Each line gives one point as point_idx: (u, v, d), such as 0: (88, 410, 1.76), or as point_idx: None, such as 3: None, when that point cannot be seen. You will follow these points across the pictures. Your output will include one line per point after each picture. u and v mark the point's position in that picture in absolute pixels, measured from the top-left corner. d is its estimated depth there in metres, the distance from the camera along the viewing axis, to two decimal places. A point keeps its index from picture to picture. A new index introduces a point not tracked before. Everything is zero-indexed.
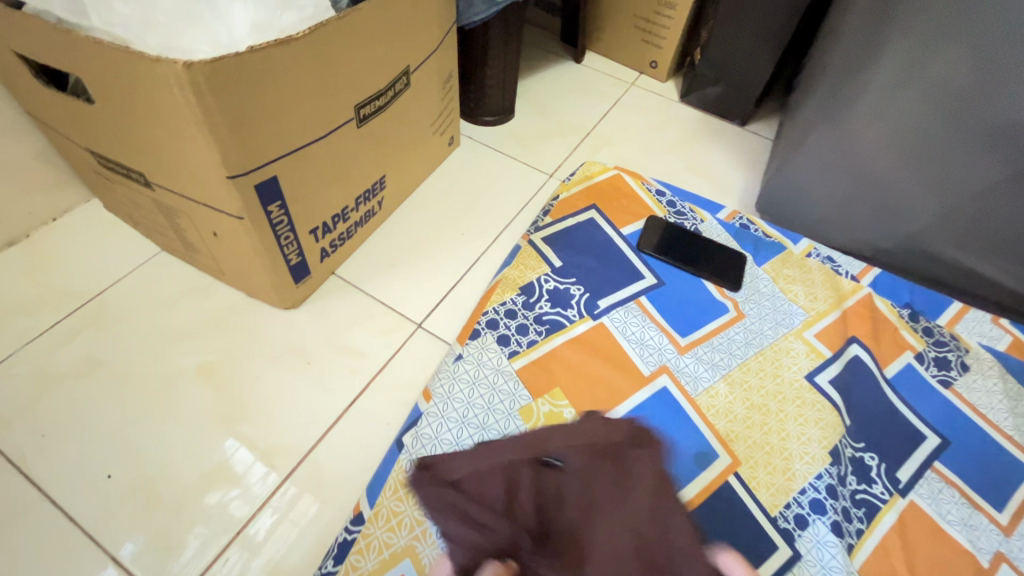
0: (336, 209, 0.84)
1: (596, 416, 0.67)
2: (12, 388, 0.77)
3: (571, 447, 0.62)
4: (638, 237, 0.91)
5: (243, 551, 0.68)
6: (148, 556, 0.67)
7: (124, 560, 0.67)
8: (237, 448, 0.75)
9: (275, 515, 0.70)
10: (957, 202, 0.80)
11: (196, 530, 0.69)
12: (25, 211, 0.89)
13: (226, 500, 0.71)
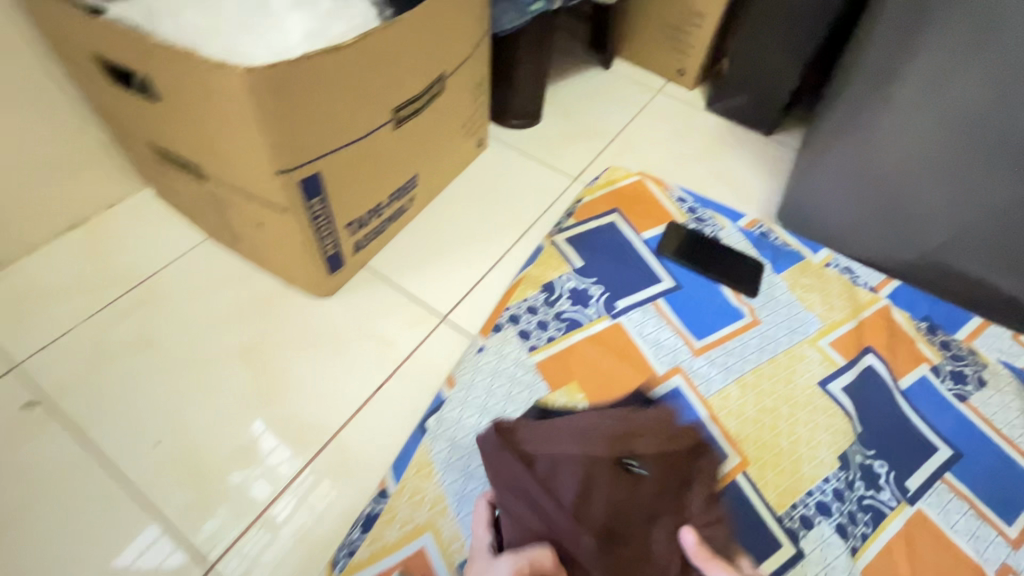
0: (371, 205, 0.89)
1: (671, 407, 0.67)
2: (73, 358, 0.84)
3: (657, 436, 0.61)
4: (658, 241, 0.93)
5: (266, 528, 0.72)
6: (190, 518, 0.72)
7: (168, 520, 0.72)
8: (264, 431, 0.79)
9: (295, 498, 0.74)
10: (980, 214, 0.82)
11: (222, 505, 0.73)
12: (86, 197, 0.97)
13: (249, 479, 0.75)
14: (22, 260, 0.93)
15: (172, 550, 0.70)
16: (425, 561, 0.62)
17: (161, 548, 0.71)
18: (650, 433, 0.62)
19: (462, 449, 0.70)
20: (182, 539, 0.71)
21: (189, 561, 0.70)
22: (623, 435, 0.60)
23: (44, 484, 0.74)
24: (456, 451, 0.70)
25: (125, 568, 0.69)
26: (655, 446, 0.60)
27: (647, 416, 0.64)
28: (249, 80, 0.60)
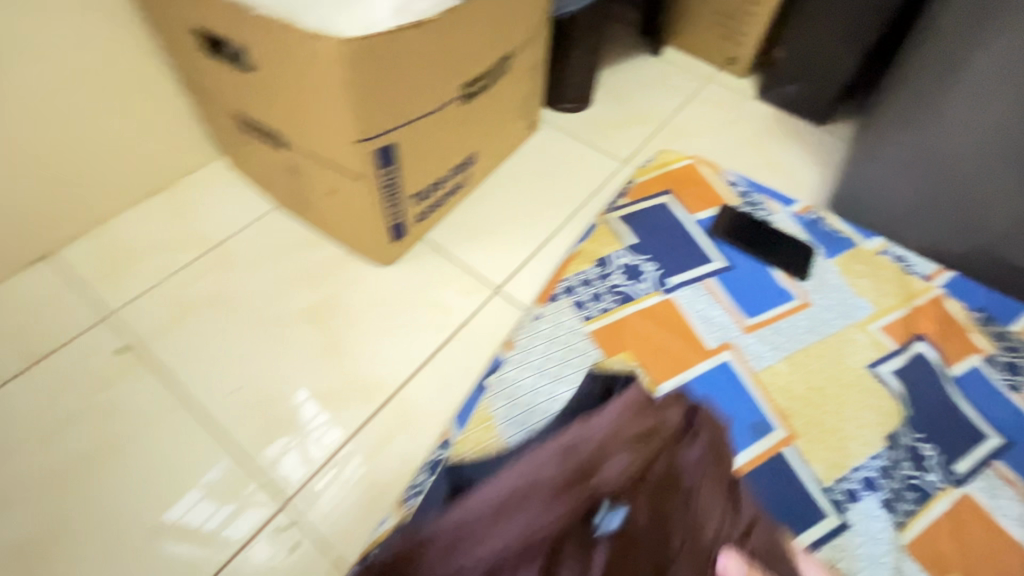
0: (434, 178, 0.94)
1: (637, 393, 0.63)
2: (160, 310, 0.91)
3: (624, 446, 0.58)
4: (710, 222, 0.95)
5: (305, 498, 0.76)
6: (238, 477, 0.78)
7: (212, 482, 0.77)
8: (307, 398, 0.84)
9: (334, 472, 0.78)
10: None
11: (258, 481, 0.77)
12: (169, 163, 1.03)
13: (284, 450, 0.80)
14: (113, 219, 1.01)
15: (217, 509, 0.75)
16: None
17: (203, 509, 0.75)
18: (619, 444, 0.58)
19: (520, 406, 0.74)
20: (226, 498, 0.76)
21: (235, 514, 0.75)
22: (589, 460, 0.57)
23: (135, 422, 0.81)
24: (514, 408, 0.74)
25: (177, 521, 0.75)
26: (627, 455, 0.57)
27: (604, 424, 0.60)
28: (342, 51, 0.65)
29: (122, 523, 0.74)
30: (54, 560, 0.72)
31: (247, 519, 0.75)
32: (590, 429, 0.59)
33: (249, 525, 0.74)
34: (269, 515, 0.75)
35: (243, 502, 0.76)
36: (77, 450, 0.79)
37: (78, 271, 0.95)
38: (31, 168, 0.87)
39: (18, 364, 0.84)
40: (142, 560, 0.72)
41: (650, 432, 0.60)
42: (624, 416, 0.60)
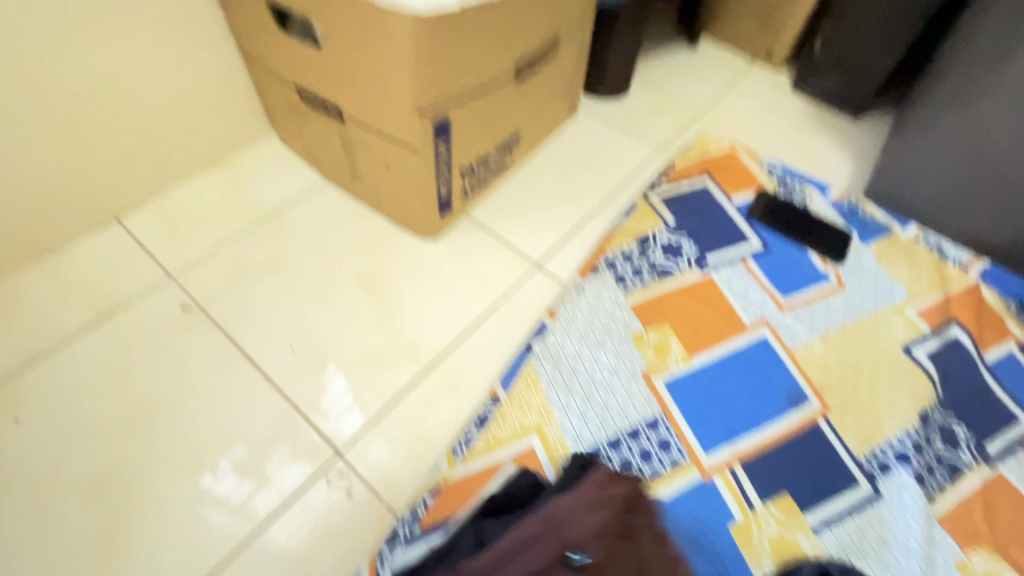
0: (481, 155, 0.97)
1: (594, 474, 0.64)
2: (219, 274, 0.95)
3: (592, 513, 0.61)
4: (748, 206, 0.98)
5: (348, 463, 0.78)
6: (260, 449, 0.79)
7: (236, 458, 0.79)
8: (334, 374, 0.86)
9: (381, 436, 0.80)
10: None
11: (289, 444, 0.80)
12: (227, 136, 1.08)
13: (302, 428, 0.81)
14: (174, 187, 1.05)
15: (239, 483, 0.77)
16: (534, 459, 0.70)
17: (229, 479, 0.77)
18: (578, 522, 0.60)
19: (564, 371, 0.77)
20: (250, 474, 0.78)
21: (258, 489, 0.77)
22: (551, 539, 0.59)
23: (194, 378, 0.84)
24: (558, 372, 0.77)
25: (208, 489, 0.77)
26: (585, 533, 0.59)
27: (573, 493, 0.62)
28: (413, 24, 0.69)
29: (185, 468, 0.78)
30: (124, 499, 0.75)
31: (274, 493, 0.76)
32: (549, 510, 0.60)
33: (268, 501, 0.76)
34: (291, 494, 0.76)
35: (264, 479, 0.77)
36: (146, 397, 0.82)
37: (143, 233, 0.99)
38: (107, 132, 0.92)
39: (88, 316, 0.89)
40: (200, 509, 0.75)
41: (604, 509, 0.61)
42: (584, 495, 0.62)
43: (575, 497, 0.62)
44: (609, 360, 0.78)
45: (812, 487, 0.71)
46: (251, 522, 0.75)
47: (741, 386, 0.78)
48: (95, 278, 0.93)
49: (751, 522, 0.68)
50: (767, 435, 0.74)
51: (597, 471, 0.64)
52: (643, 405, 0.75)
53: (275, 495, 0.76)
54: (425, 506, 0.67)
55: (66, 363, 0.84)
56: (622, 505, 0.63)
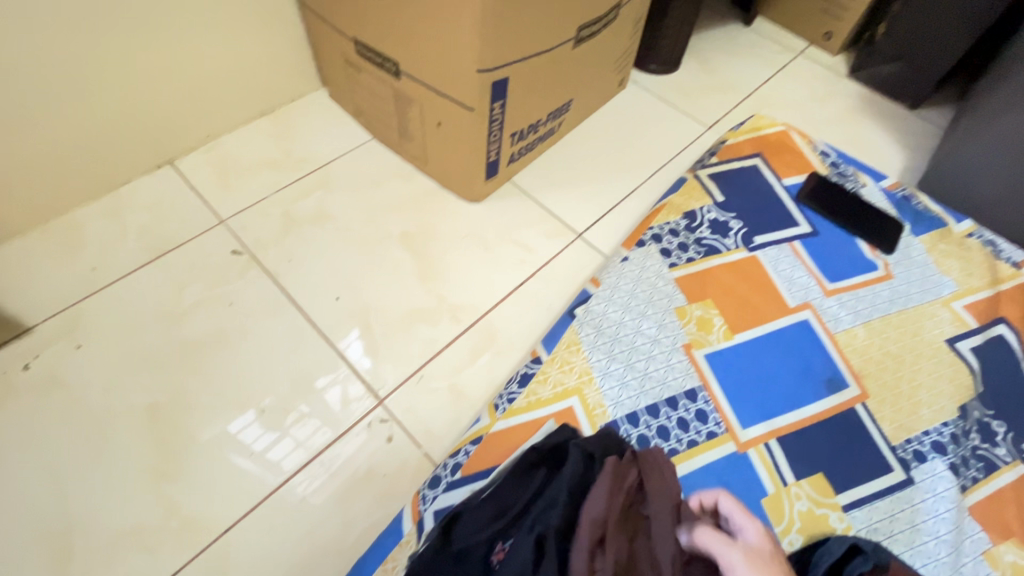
0: (531, 120, 0.97)
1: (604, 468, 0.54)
2: (266, 223, 0.97)
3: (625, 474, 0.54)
4: (798, 188, 0.96)
5: (390, 409, 0.80)
6: (288, 401, 0.80)
7: (265, 409, 0.80)
8: (358, 337, 0.86)
9: (402, 401, 0.81)
10: None
11: (306, 404, 0.80)
12: (279, 88, 1.09)
13: (331, 382, 0.82)
14: (228, 135, 1.07)
15: (264, 433, 0.78)
16: (572, 417, 0.72)
17: (257, 429, 0.78)
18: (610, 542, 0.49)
19: (606, 337, 0.78)
20: (276, 424, 0.78)
21: (281, 438, 0.78)
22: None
23: (241, 320, 0.87)
24: (600, 338, 0.78)
25: (236, 433, 0.78)
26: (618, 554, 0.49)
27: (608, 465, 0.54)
28: None
29: (231, 404, 0.80)
30: (172, 428, 0.77)
31: (306, 444, 0.77)
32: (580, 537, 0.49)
33: (288, 453, 0.77)
34: (315, 451, 0.77)
35: (284, 431, 0.78)
36: (193, 336, 0.85)
37: (196, 177, 1.01)
38: (169, 77, 0.93)
39: (146, 255, 0.92)
40: (243, 443, 0.77)
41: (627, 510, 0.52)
42: (605, 496, 0.51)
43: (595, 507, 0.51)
44: (651, 330, 0.79)
45: (845, 468, 0.72)
46: (290, 464, 0.76)
47: (779, 367, 0.78)
48: (152, 218, 0.96)
49: (782, 495, 0.69)
50: (803, 415, 0.75)
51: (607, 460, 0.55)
52: (683, 376, 0.76)
53: (300, 447, 0.77)
54: (465, 454, 0.70)
55: (125, 297, 0.87)
56: (633, 493, 0.54)
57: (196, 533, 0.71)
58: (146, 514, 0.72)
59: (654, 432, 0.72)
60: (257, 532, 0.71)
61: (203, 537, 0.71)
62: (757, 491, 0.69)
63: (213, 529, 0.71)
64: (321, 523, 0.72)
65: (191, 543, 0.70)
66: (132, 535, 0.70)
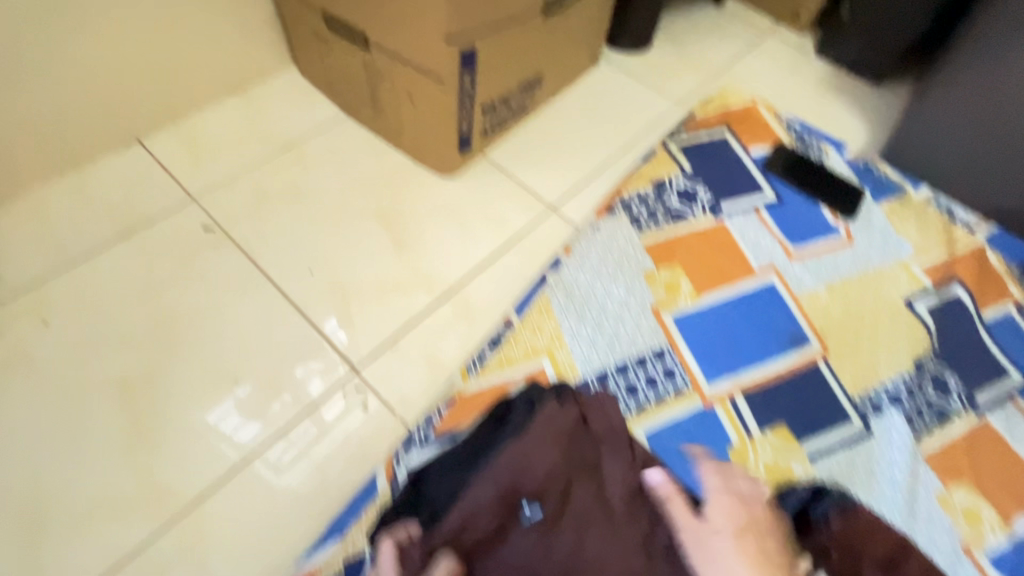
0: (503, 93, 0.98)
1: (543, 410, 0.57)
2: (237, 199, 0.96)
3: (563, 416, 0.57)
4: (764, 158, 0.99)
5: (366, 377, 0.81)
6: (262, 372, 0.80)
7: (242, 396, 0.78)
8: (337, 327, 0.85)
9: (376, 371, 0.81)
10: None
11: (284, 392, 0.79)
12: (250, 66, 1.08)
13: (307, 356, 0.82)
14: (197, 112, 1.06)
15: (242, 422, 0.76)
16: (543, 377, 0.73)
17: (234, 420, 0.77)
18: (537, 467, 0.54)
19: (577, 301, 0.79)
20: (253, 415, 0.77)
21: (261, 430, 0.76)
22: (506, 499, 0.53)
23: (214, 294, 0.86)
24: (571, 302, 0.79)
25: (213, 424, 0.76)
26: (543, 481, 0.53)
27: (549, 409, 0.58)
28: None
29: (203, 376, 0.79)
30: (144, 401, 0.77)
31: (284, 420, 0.77)
32: (505, 463, 0.54)
33: (267, 443, 0.75)
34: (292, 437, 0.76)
35: (264, 419, 0.77)
36: (163, 311, 0.84)
37: (164, 155, 1.00)
38: (134, 53, 0.92)
39: (114, 231, 0.91)
40: (219, 434, 0.75)
41: (559, 449, 0.55)
42: (533, 439, 0.55)
43: (527, 444, 0.55)
44: (620, 294, 0.80)
45: (807, 421, 0.74)
46: (266, 440, 0.75)
47: (744, 326, 0.80)
48: (119, 195, 0.95)
49: (748, 446, 0.71)
50: (767, 372, 0.77)
51: (546, 405, 0.57)
52: (652, 336, 0.77)
53: (280, 437, 0.76)
54: (439, 414, 0.70)
55: (94, 273, 0.87)
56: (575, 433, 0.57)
57: (170, 502, 0.71)
58: (117, 484, 0.71)
59: (623, 389, 0.73)
60: (232, 498, 0.72)
61: (177, 505, 0.71)
62: (723, 443, 0.71)
63: (186, 497, 0.71)
64: (295, 489, 0.72)
65: (164, 512, 0.70)
66: (103, 505, 0.70)
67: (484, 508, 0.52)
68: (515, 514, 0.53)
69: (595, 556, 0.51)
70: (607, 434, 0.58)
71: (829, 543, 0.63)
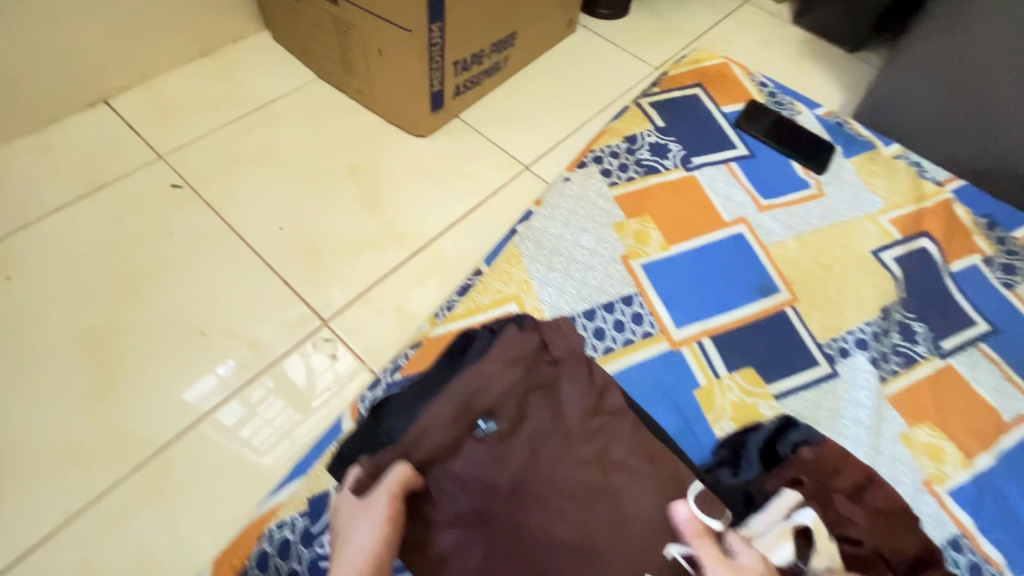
0: (475, 50, 0.97)
1: (502, 333, 0.57)
2: (206, 158, 0.95)
3: (523, 339, 0.57)
4: (736, 115, 0.99)
5: (337, 330, 0.80)
6: (231, 326, 0.80)
7: (226, 382, 0.75)
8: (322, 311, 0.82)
9: (347, 324, 0.81)
10: None
11: (269, 379, 0.76)
12: (220, 27, 1.06)
13: (276, 309, 0.81)
14: (166, 74, 1.04)
15: (228, 407, 0.74)
16: None
17: (219, 405, 0.74)
18: (493, 385, 0.53)
19: (546, 250, 0.79)
20: (239, 401, 0.74)
21: (247, 416, 0.73)
22: (460, 415, 0.52)
23: (182, 251, 0.85)
24: (540, 251, 0.79)
25: (197, 410, 0.73)
26: (498, 397, 0.53)
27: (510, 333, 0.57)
28: None
29: (170, 330, 0.78)
30: (111, 354, 0.76)
31: (270, 406, 0.74)
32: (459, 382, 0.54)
33: (253, 430, 0.72)
34: (281, 427, 0.73)
35: (250, 407, 0.74)
36: (130, 267, 0.83)
37: (132, 115, 0.98)
38: (98, 10, 0.89)
39: (80, 190, 0.89)
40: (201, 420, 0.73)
41: (517, 368, 0.55)
42: (491, 358, 0.55)
43: (482, 366, 0.55)
44: (590, 243, 0.80)
45: (774, 363, 0.75)
46: (252, 425, 0.73)
47: (712, 275, 0.80)
48: (86, 154, 0.93)
49: (713, 387, 0.72)
50: (734, 317, 0.78)
51: (507, 330, 0.58)
52: (621, 283, 0.78)
53: (266, 426, 0.73)
54: (406, 357, 0.71)
55: (58, 229, 0.85)
56: (535, 357, 0.56)
57: (138, 449, 0.70)
58: (82, 434, 0.70)
59: (591, 333, 0.73)
60: (198, 446, 0.71)
61: (142, 452, 0.70)
62: (689, 383, 0.71)
63: (151, 444, 0.70)
64: (273, 460, 0.70)
65: (128, 459, 0.69)
66: (68, 455, 0.69)
67: (438, 423, 0.52)
68: (470, 430, 0.52)
69: (549, 468, 0.50)
70: (567, 358, 0.57)
71: (794, 472, 0.60)
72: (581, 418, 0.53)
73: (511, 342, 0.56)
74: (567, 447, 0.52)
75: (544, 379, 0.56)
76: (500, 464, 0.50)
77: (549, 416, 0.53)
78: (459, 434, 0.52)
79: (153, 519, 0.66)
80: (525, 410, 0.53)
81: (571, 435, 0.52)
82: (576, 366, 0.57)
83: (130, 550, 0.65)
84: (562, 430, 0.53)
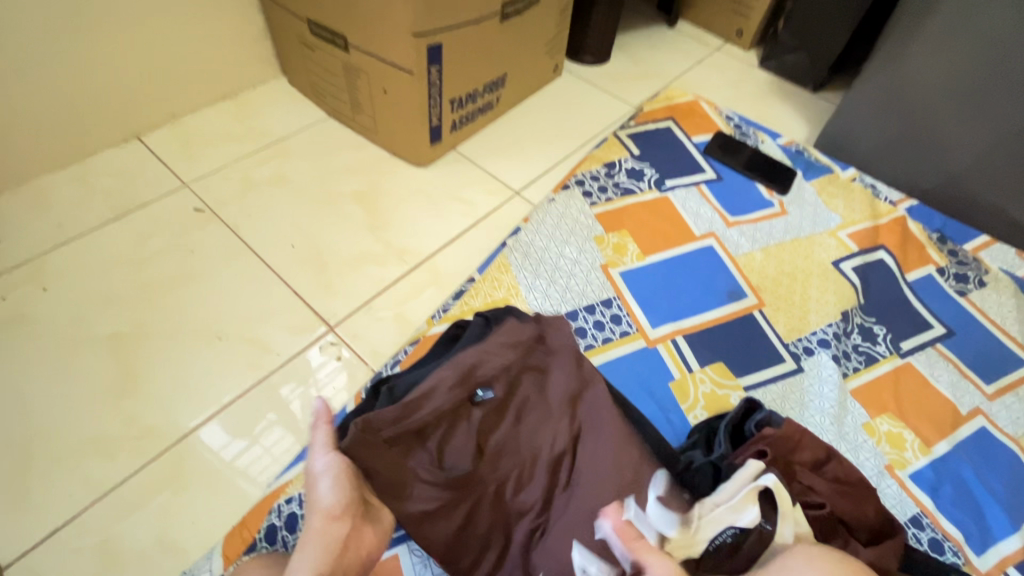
0: (469, 90, 1.09)
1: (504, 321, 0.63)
2: (226, 185, 1.05)
3: (524, 326, 0.63)
4: (704, 144, 1.10)
5: (341, 335, 0.88)
6: (245, 330, 0.87)
7: (228, 417, 0.79)
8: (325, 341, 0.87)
9: (350, 330, 0.88)
10: (981, 135, 0.98)
11: (273, 412, 0.80)
12: (242, 73, 1.19)
13: (285, 317, 0.89)
14: (192, 113, 1.15)
15: (231, 440, 0.77)
16: None
17: (222, 437, 0.77)
18: (491, 361, 0.60)
19: (533, 260, 0.88)
20: (243, 432, 0.78)
21: (250, 446, 0.77)
22: (460, 384, 0.58)
23: (201, 265, 0.93)
24: (527, 260, 0.88)
25: (202, 442, 0.76)
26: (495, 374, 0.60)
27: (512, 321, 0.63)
28: None
29: (189, 334, 0.85)
30: (134, 356, 0.83)
31: (272, 437, 0.78)
32: (462, 355, 0.60)
33: (254, 461, 0.76)
34: (281, 458, 0.76)
35: (253, 438, 0.77)
36: (154, 279, 0.91)
37: (161, 149, 1.09)
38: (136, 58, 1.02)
39: (112, 213, 0.98)
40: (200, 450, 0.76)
41: (513, 351, 0.61)
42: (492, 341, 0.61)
43: (483, 345, 0.61)
44: (573, 253, 0.89)
45: (742, 359, 0.82)
46: (252, 455, 0.76)
47: (684, 282, 0.88)
48: (118, 182, 1.03)
49: (686, 380, 0.78)
50: (705, 318, 0.85)
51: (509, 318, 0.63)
52: (601, 288, 0.85)
53: (264, 455, 0.76)
54: (405, 353, 0.80)
55: (90, 247, 0.94)
56: (531, 344, 0.63)
57: (157, 440, 0.76)
58: (105, 427, 0.76)
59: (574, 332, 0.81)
60: (212, 439, 0.77)
61: (160, 444, 0.76)
62: (664, 377, 0.78)
63: (168, 436, 0.76)
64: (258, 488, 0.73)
65: (148, 449, 0.75)
66: (91, 445, 0.75)
67: (440, 390, 0.57)
68: (467, 398, 0.59)
69: (528, 436, 0.60)
70: (559, 347, 0.63)
71: (763, 444, 0.64)
72: (563, 397, 0.62)
73: (512, 327, 0.63)
74: (545, 420, 0.61)
75: (537, 362, 0.63)
76: (489, 429, 0.59)
77: (535, 395, 0.61)
78: (456, 401, 0.58)
79: (169, 503, 0.72)
80: (516, 386, 0.61)
81: (551, 411, 0.61)
82: (566, 355, 0.63)
83: (148, 531, 0.70)
84: (545, 406, 0.61)
